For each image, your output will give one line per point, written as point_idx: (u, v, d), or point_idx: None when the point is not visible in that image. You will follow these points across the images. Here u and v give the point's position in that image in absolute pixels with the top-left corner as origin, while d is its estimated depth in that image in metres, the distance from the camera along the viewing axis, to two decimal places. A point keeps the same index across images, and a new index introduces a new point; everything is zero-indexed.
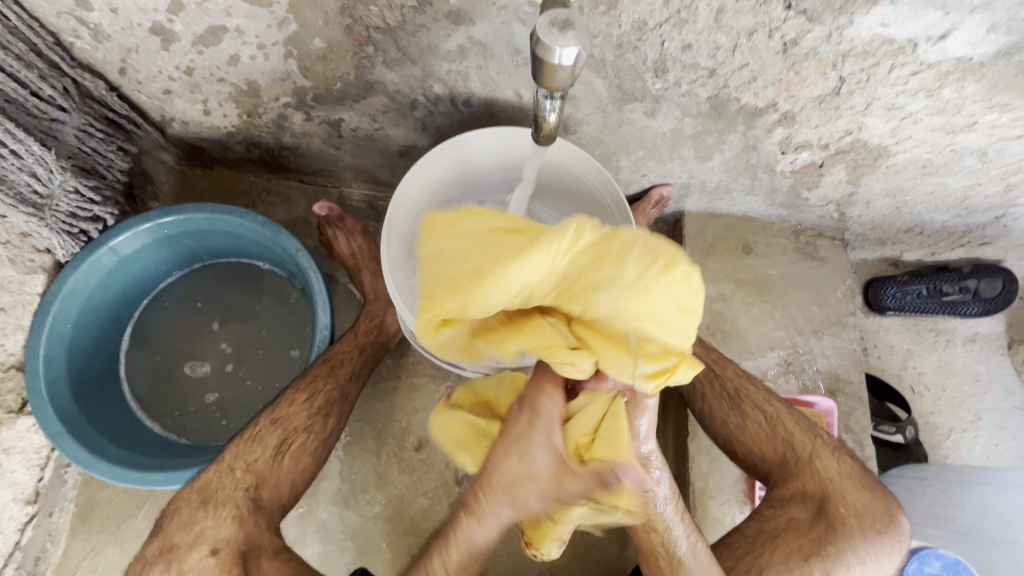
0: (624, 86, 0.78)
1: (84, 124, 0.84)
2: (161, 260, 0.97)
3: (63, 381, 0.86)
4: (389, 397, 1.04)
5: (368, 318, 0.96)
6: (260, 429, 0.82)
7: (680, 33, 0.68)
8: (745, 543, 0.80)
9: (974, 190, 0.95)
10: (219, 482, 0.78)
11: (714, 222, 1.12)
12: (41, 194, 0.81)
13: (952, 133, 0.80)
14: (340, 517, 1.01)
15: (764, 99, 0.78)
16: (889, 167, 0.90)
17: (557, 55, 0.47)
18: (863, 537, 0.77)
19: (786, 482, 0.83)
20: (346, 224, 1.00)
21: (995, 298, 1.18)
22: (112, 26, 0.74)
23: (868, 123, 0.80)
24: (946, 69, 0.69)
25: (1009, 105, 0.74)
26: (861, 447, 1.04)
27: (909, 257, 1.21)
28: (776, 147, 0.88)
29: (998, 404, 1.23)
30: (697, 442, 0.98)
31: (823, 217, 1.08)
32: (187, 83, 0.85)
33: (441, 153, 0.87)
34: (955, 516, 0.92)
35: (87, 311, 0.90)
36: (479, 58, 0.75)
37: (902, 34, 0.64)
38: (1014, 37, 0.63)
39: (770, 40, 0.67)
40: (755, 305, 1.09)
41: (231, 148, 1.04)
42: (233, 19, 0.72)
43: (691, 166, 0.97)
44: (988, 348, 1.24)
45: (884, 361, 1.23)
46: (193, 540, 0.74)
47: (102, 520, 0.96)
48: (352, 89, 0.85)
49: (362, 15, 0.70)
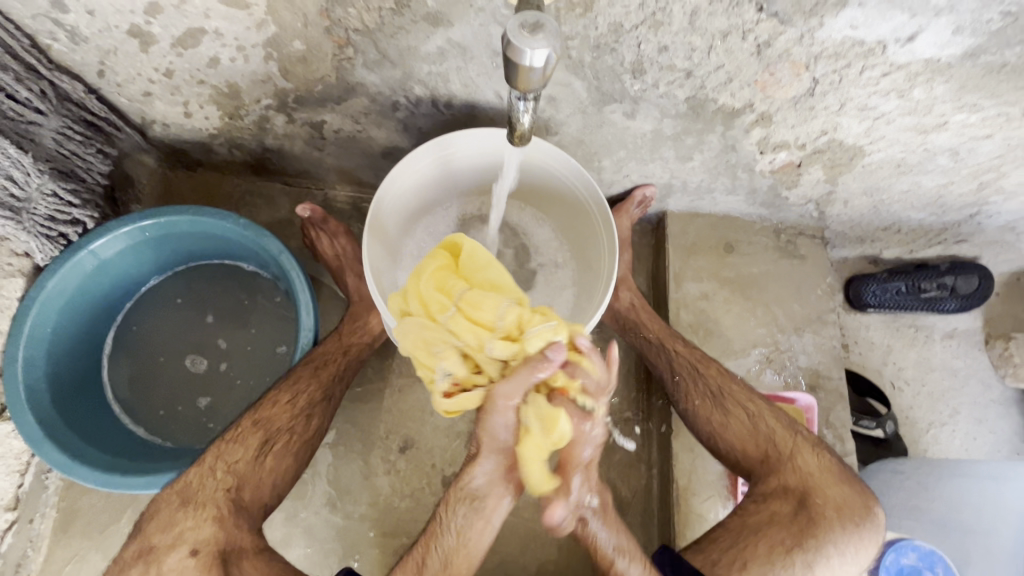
0: (603, 87, 0.79)
1: (62, 127, 0.84)
2: (142, 264, 0.97)
3: (43, 386, 0.85)
4: (375, 399, 1.05)
5: (352, 319, 0.96)
6: (243, 429, 0.82)
7: (657, 35, 0.69)
8: (729, 537, 0.81)
9: (948, 188, 0.97)
10: (199, 483, 0.78)
11: (696, 222, 1.14)
12: (19, 197, 0.80)
13: (924, 133, 0.82)
14: (327, 519, 1.01)
15: (741, 100, 0.79)
16: (864, 166, 0.92)
17: (527, 57, 0.48)
18: (843, 528, 0.79)
19: (769, 478, 0.84)
20: (330, 226, 1.00)
21: (971, 294, 1.20)
22: (89, 27, 0.74)
23: (843, 123, 0.81)
24: (916, 70, 0.70)
25: (978, 105, 0.75)
26: (842, 441, 1.06)
27: (888, 254, 1.23)
28: (755, 147, 0.89)
29: (976, 398, 1.25)
30: (680, 439, 0.98)
31: (803, 216, 1.10)
32: (167, 85, 0.85)
33: (421, 156, 0.86)
34: (932, 508, 0.94)
35: (68, 316, 0.89)
36: (459, 60, 0.75)
37: (872, 36, 0.66)
38: (979, 38, 0.64)
39: (745, 42, 0.68)
40: (737, 303, 1.11)
41: (214, 150, 1.03)
42: (212, 21, 0.72)
43: (672, 166, 0.98)
44: (966, 343, 1.27)
45: (865, 357, 1.25)
46: (173, 541, 0.74)
47: (85, 525, 0.95)
48: (334, 91, 0.85)
49: (341, 16, 0.70)
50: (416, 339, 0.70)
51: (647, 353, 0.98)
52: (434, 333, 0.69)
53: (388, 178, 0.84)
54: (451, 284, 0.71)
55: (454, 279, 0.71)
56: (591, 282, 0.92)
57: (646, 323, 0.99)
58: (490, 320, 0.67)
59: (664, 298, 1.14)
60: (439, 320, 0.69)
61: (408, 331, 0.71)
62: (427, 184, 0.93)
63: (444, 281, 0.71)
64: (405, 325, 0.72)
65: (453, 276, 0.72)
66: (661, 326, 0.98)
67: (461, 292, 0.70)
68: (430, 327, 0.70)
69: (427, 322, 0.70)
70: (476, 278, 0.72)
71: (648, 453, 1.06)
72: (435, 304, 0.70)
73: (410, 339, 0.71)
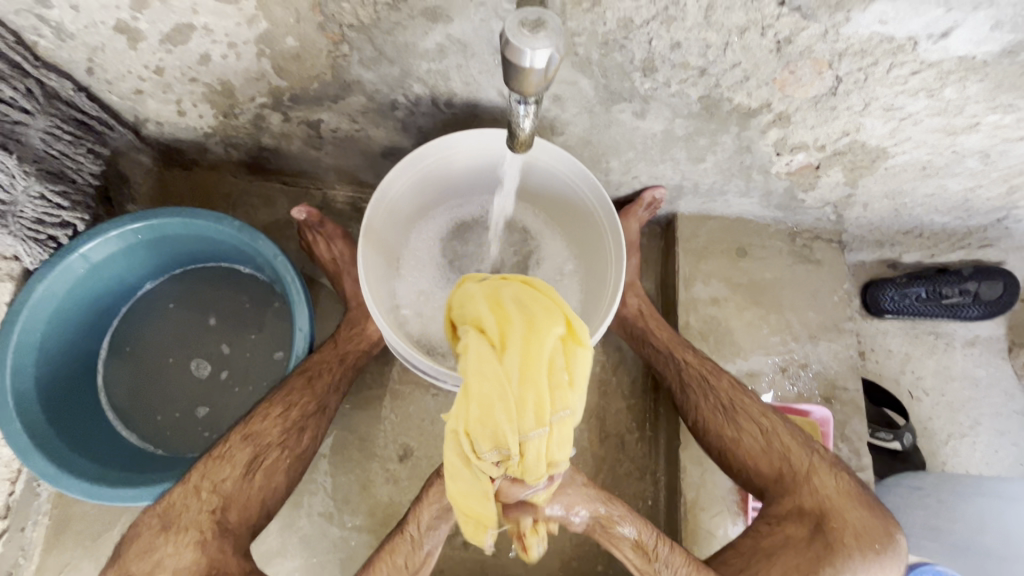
0: (611, 86, 0.75)
1: (50, 127, 0.80)
2: (136, 267, 0.94)
3: (33, 394, 0.83)
4: (374, 406, 1.02)
5: (350, 325, 0.93)
6: (231, 446, 0.79)
7: (669, 31, 0.65)
8: (740, 561, 0.78)
9: (976, 191, 0.92)
10: (183, 504, 0.76)
11: (707, 224, 1.09)
12: (4, 200, 0.78)
13: (953, 134, 0.77)
14: (324, 529, 0.99)
15: (758, 99, 0.74)
16: (887, 169, 0.87)
17: (528, 58, 0.44)
18: (864, 557, 0.74)
19: (783, 499, 0.80)
20: (327, 228, 0.96)
21: (995, 301, 1.15)
22: (74, 23, 0.71)
23: (866, 124, 0.77)
24: (948, 68, 0.65)
25: (1013, 106, 0.70)
26: (858, 455, 1.01)
27: (908, 258, 1.18)
28: (770, 148, 0.85)
29: (998, 409, 1.20)
30: (689, 452, 0.95)
31: (820, 219, 1.05)
32: (158, 83, 0.82)
33: (418, 158, 0.83)
34: (954, 528, 0.89)
35: (58, 320, 0.87)
36: (460, 57, 0.72)
37: (902, 32, 0.61)
38: (1020, 34, 0.59)
39: (763, 38, 0.64)
40: (750, 310, 1.06)
41: (209, 149, 1.00)
42: (201, 17, 0.69)
43: (683, 168, 0.93)
44: (988, 352, 1.22)
45: (882, 366, 1.21)
46: (151, 568, 0.72)
47: (77, 533, 0.93)
48: (330, 89, 0.81)
49: (334, 12, 0.67)
50: (487, 397, 0.58)
51: (655, 363, 0.94)
52: (505, 424, 0.58)
53: (385, 181, 0.80)
54: (558, 395, 0.59)
55: (564, 387, 0.59)
56: (597, 289, 0.88)
57: (655, 331, 0.95)
58: (553, 457, 0.60)
59: (673, 303, 1.10)
60: (519, 417, 0.58)
61: (490, 382, 0.58)
62: (426, 186, 0.89)
63: (533, 349, 0.59)
64: (487, 375, 0.59)
65: (546, 353, 0.59)
66: (670, 334, 0.94)
67: (555, 411, 0.59)
68: (505, 412, 0.58)
69: (507, 414, 0.58)
70: (576, 398, 0.60)
71: (655, 464, 1.02)
72: (534, 398, 0.58)
73: (478, 391, 0.59)
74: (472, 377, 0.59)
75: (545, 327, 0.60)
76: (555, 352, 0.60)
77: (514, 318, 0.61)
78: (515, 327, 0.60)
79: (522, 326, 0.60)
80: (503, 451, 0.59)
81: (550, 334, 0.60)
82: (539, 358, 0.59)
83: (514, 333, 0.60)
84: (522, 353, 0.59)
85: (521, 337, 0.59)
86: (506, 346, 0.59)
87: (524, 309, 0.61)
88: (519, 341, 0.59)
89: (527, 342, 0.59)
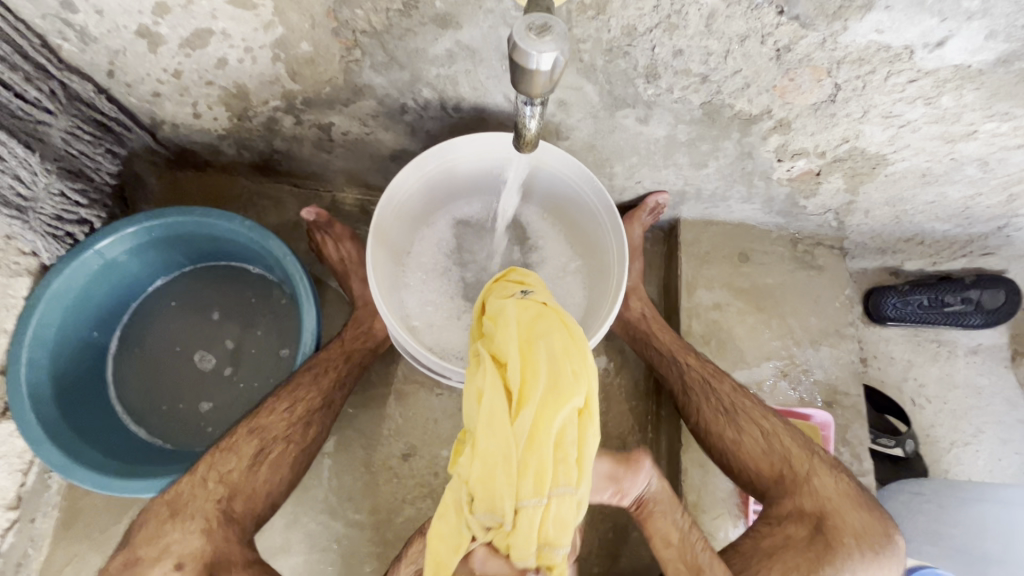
0: (615, 92, 0.77)
1: (71, 127, 0.83)
2: (148, 264, 0.96)
3: (46, 386, 0.85)
4: (379, 405, 1.03)
5: (356, 324, 0.94)
6: (238, 438, 0.81)
7: (671, 39, 0.67)
8: (741, 561, 0.78)
9: (975, 199, 0.93)
10: (191, 493, 0.77)
11: (709, 230, 1.11)
12: (25, 197, 0.80)
13: (952, 142, 0.79)
14: (327, 526, 1.00)
15: (759, 106, 0.76)
16: (887, 176, 0.89)
17: (535, 60, 0.46)
18: (862, 555, 0.75)
19: (783, 499, 0.81)
20: (335, 229, 0.98)
21: (997, 309, 1.15)
22: (98, 28, 0.73)
23: (865, 131, 0.78)
24: (944, 77, 0.67)
25: (1009, 114, 0.72)
26: (859, 461, 1.02)
27: (909, 266, 1.19)
28: (772, 154, 0.86)
29: (1001, 418, 1.20)
30: (690, 455, 0.95)
31: (821, 225, 1.06)
32: (175, 86, 0.84)
33: (427, 159, 0.85)
34: (955, 534, 0.90)
35: (72, 315, 0.89)
36: (468, 62, 0.74)
37: (898, 41, 0.63)
38: (1014, 44, 0.61)
39: (763, 46, 0.66)
40: (752, 315, 1.07)
41: (222, 151, 1.03)
42: (219, 22, 0.71)
43: (686, 173, 0.95)
44: (991, 360, 1.22)
45: (884, 373, 1.21)
46: (159, 554, 0.73)
47: (85, 526, 0.95)
48: (341, 93, 0.84)
49: (348, 18, 0.69)
50: (490, 456, 0.57)
51: (657, 365, 0.95)
52: (505, 485, 0.57)
53: (394, 183, 0.82)
54: (561, 471, 0.58)
55: (568, 464, 0.58)
56: (599, 289, 0.90)
57: (656, 334, 0.96)
58: (547, 540, 0.58)
59: (675, 307, 1.11)
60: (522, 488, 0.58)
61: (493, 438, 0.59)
62: (434, 188, 0.91)
63: (543, 417, 0.56)
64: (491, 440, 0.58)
65: (557, 426, 0.57)
66: (672, 336, 0.96)
67: (556, 487, 0.57)
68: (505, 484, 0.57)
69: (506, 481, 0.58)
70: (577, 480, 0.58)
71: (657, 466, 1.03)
72: (536, 467, 0.57)
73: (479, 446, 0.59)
74: (482, 430, 0.58)
75: (562, 392, 0.57)
76: (565, 426, 0.58)
77: (532, 374, 0.58)
78: (534, 390, 0.57)
79: (539, 387, 0.57)
80: (497, 515, 0.58)
81: (566, 408, 0.57)
82: (549, 430, 0.56)
83: (529, 392, 0.57)
84: (531, 421, 0.57)
85: (539, 398, 0.57)
86: (520, 406, 0.57)
87: (546, 364, 0.59)
88: (535, 409, 0.57)
89: (540, 406, 0.57)
